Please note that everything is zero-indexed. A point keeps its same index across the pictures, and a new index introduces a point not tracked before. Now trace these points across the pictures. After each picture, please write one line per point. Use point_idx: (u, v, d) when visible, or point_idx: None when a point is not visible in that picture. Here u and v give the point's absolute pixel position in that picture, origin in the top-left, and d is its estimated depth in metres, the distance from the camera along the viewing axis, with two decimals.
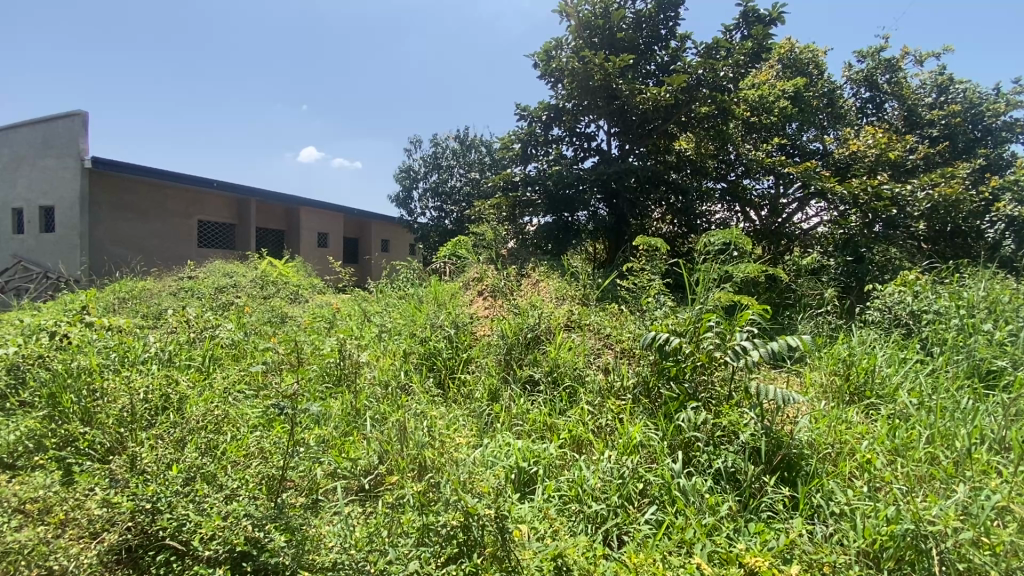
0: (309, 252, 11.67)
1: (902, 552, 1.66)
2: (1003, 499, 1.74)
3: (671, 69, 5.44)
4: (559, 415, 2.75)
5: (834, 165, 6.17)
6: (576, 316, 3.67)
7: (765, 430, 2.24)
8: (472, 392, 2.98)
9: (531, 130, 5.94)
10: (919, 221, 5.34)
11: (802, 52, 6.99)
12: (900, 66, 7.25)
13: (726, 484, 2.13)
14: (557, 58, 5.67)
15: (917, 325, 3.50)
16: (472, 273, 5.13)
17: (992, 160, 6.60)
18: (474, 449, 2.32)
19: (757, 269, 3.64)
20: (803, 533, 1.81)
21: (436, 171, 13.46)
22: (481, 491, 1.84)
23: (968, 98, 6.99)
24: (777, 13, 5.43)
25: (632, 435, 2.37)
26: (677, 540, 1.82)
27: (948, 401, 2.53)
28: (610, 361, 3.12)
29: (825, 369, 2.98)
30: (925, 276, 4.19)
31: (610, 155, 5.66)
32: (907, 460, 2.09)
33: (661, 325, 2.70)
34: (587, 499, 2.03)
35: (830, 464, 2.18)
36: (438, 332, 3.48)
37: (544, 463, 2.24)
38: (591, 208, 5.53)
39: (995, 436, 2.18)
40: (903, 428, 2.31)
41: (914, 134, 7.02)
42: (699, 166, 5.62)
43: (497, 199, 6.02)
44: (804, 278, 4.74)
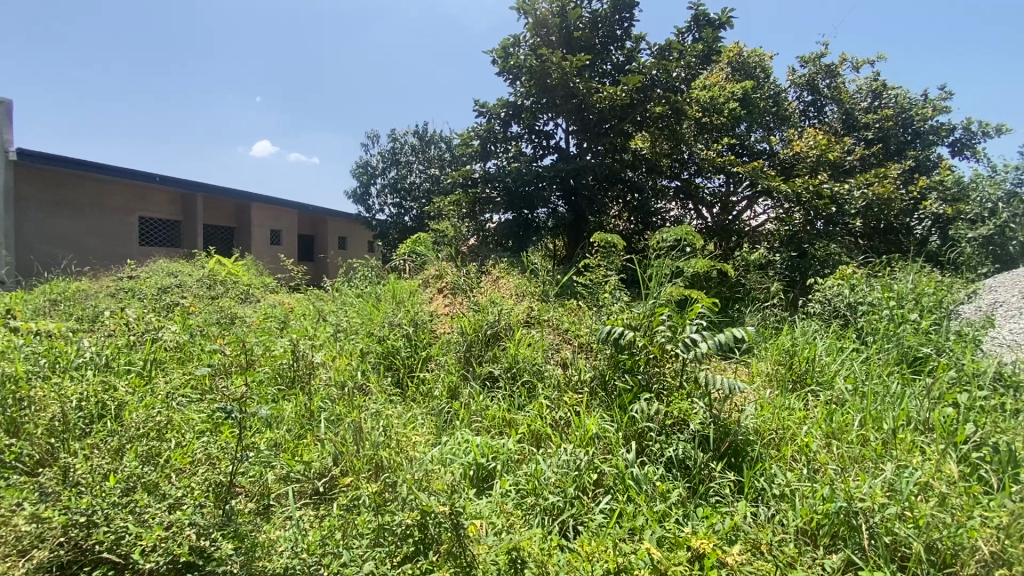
0: (261, 249, 11.25)
1: (836, 529, 1.79)
2: (924, 476, 1.88)
3: (626, 69, 5.57)
4: (517, 410, 2.78)
5: (780, 165, 6.42)
6: (535, 312, 3.70)
7: (714, 418, 2.33)
8: (431, 390, 2.97)
9: (490, 127, 5.93)
10: (856, 218, 5.68)
11: (750, 56, 7.31)
12: (838, 72, 7.70)
13: (677, 471, 2.21)
14: (515, 55, 5.70)
15: (853, 315, 3.73)
16: (431, 270, 5.05)
17: (920, 161, 7.09)
18: (432, 447, 2.31)
19: (706, 265, 3.78)
20: (746, 514, 1.90)
21: (395, 166, 13.27)
22: (437, 488, 1.84)
23: (900, 103, 7.45)
24: (726, 17, 5.64)
25: (588, 427, 2.41)
26: (628, 528, 1.88)
27: (879, 386, 2.71)
28: (568, 355, 3.19)
29: (770, 359, 3.13)
30: (862, 270, 4.44)
31: (568, 152, 5.75)
32: (842, 442, 2.23)
33: (616, 319, 2.76)
34: (543, 490, 2.05)
35: (774, 449, 2.29)
36: (396, 331, 3.44)
37: (502, 457, 2.26)
38: (550, 205, 5.62)
39: (920, 418, 2.35)
40: (839, 413, 2.46)
41: (851, 136, 7.43)
42: (653, 165, 5.84)
43: (457, 196, 5.99)
44: (753, 272, 4.96)
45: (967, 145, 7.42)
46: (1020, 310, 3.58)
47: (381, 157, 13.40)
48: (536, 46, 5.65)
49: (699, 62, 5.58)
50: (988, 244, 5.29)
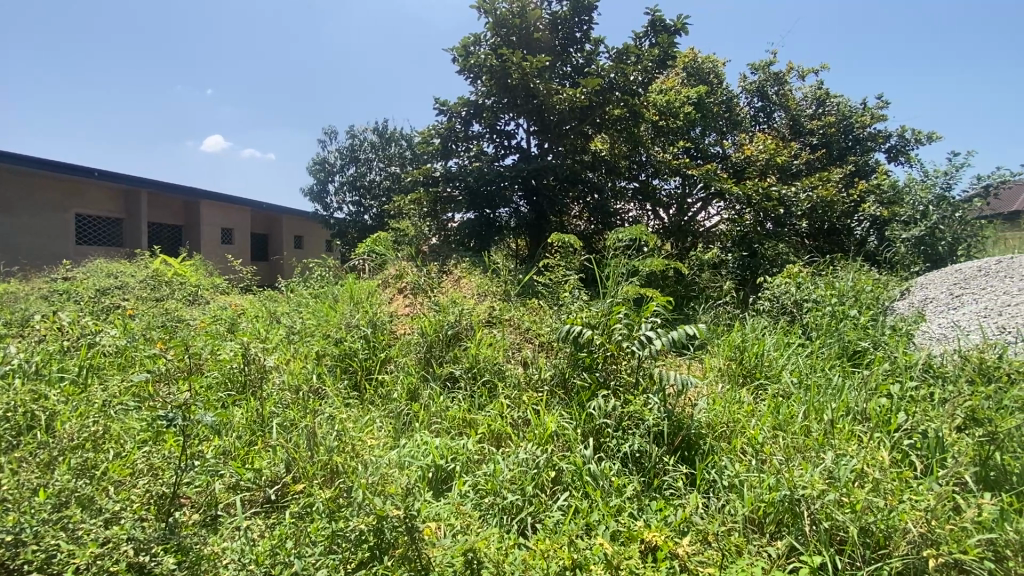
0: (210, 249, 10.77)
1: (781, 516, 1.88)
2: (860, 463, 1.99)
3: (585, 71, 5.64)
4: (478, 410, 2.76)
5: (732, 168, 6.66)
6: (496, 312, 3.69)
7: (668, 414, 2.39)
8: (390, 393, 2.92)
9: (451, 125, 5.89)
10: (802, 219, 5.97)
11: (704, 62, 7.56)
12: (786, 79, 8.10)
13: (632, 466, 2.25)
14: (475, 54, 5.69)
15: (799, 312, 3.92)
16: (391, 270, 4.96)
17: (860, 166, 7.48)
18: (389, 450, 2.28)
19: (661, 264, 3.88)
20: (697, 506, 1.96)
21: (354, 164, 13.02)
22: (392, 492, 1.80)
23: (842, 110, 7.78)
24: (681, 24, 5.80)
25: (547, 425, 2.43)
26: (584, 524, 1.90)
27: (822, 378, 2.86)
28: (528, 354, 3.21)
29: (721, 355, 3.24)
30: (807, 268, 4.67)
31: (529, 152, 5.77)
32: (787, 433, 2.33)
33: (576, 317, 2.80)
34: (501, 489, 2.05)
35: (725, 441, 2.37)
36: (354, 332, 3.36)
37: (461, 458, 2.25)
38: (512, 204, 5.59)
39: (858, 408, 2.49)
40: (785, 406, 2.58)
41: (797, 141, 7.80)
42: (612, 166, 5.99)
43: (417, 194, 5.92)
44: (706, 271, 5.13)
45: (902, 151, 7.90)
46: (947, 306, 3.84)
47: (339, 154, 13.12)
48: (496, 45, 5.67)
49: (655, 66, 5.72)
50: (920, 244, 5.61)
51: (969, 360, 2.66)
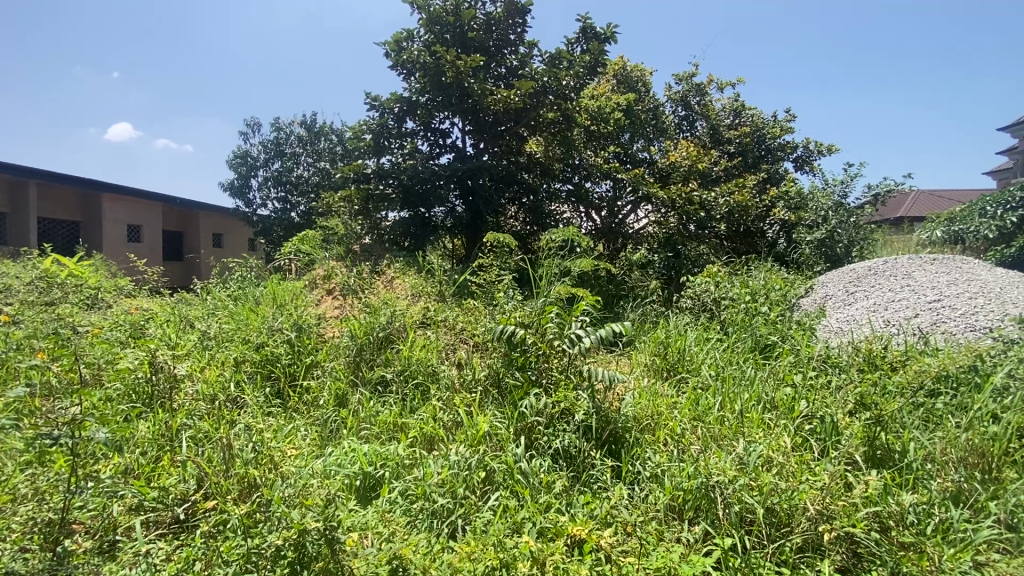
0: (114, 247, 9.80)
1: (698, 502, 1.99)
2: (766, 449, 2.15)
3: (519, 73, 5.69)
4: (409, 413, 2.71)
5: (658, 173, 6.94)
6: (430, 313, 3.63)
7: (596, 409, 2.46)
8: (317, 399, 2.80)
9: (383, 122, 5.72)
10: (721, 222, 6.36)
11: (632, 71, 7.88)
12: (706, 91, 8.61)
13: (562, 462, 2.31)
14: (408, 50, 5.60)
15: (718, 309, 4.19)
16: (319, 271, 4.73)
17: (771, 173, 8.08)
18: (313, 460, 2.18)
19: (592, 264, 3.99)
20: (622, 497, 2.04)
21: (280, 158, 12.39)
22: (312, 504, 1.74)
23: (755, 122, 8.41)
24: (610, 32, 5.99)
25: (479, 426, 2.43)
26: (511, 523, 1.91)
27: (737, 371, 3.07)
28: (463, 356, 3.19)
29: (648, 350, 3.40)
30: (725, 268, 4.97)
31: (465, 152, 5.74)
32: (704, 424, 2.48)
33: (509, 317, 2.81)
34: (431, 493, 2.02)
35: (649, 433, 2.48)
36: (276, 337, 3.17)
37: (391, 464, 2.19)
38: (447, 204, 5.57)
39: (768, 397, 2.70)
40: (703, 398, 2.74)
41: (717, 149, 8.31)
42: (547, 168, 6.04)
43: (348, 191, 5.66)
44: (635, 271, 5.37)
45: (807, 161, 8.65)
46: (844, 302, 4.25)
47: (263, 148, 12.42)
48: (429, 43, 5.60)
49: (587, 72, 5.85)
50: (822, 246, 6.26)
51: (860, 351, 2.96)
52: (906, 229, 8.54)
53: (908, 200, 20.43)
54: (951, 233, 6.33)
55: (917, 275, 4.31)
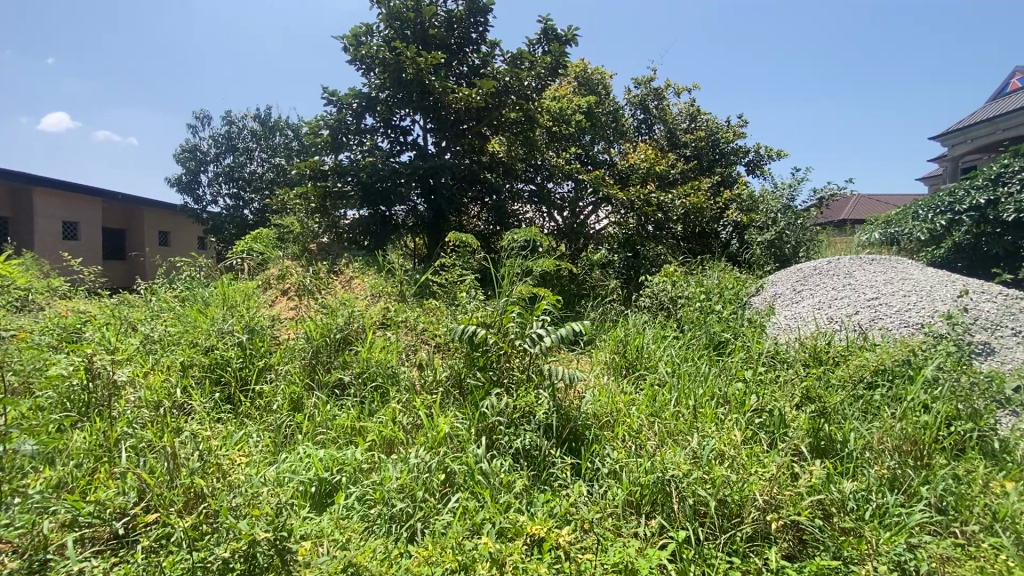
0: (47, 245, 9.14)
1: (655, 496, 2.04)
2: (719, 443, 2.23)
3: (481, 72, 5.68)
4: (368, 416, 2.65)
5: (617, 175, 7.04)
6: (391, 313, 3.57)
7: (556, 407, 2.48)
8: (270, 404, 2.70)
9: (341, 117, 5.58)
10: (678, 223, 6.56)
11: (593, 73, 8.00)
12: (664, 95, 8.84)
13: (523, 461, 2.31)
14: (367, 45, 5.48)
15: (674, 307, 4.30)
16: (273, 271, 4.56)
17: (725, 176, 8.37)
18: (266, 467, 2.11)
19: (553, 264, 4.01)
20: (581, 495, 2.07)
21: (231, 153, 11.90)
22: (262, 513, 1.69)
23: (711, 126, 8.68)
24: (571, 35, 6.06)
25: (440, 427, 2.40)
26: (470, 525, 1.91)
27: (692, 367, 3.16)
28: (423, 356, 3.14)
29: (608, 349, 3.46)
30: (681, 268, 5.11)
31: (426, 150, 5.68)
32: (661, 419, 2.54)
33: (470, 317, 2.79)
34: (389, 498, 1.99)
35: (608, 430, 2.52)
36: (226, 340, 3.03)
37: (348, 469, 2.14)
38: (409, 203, 5.48)
39: (721, 392, 2.80)
40: (659, 395, 2.81)
41: (674, 152, 8.54)
42: (509, 168, 6.05)
43: (303, 188, 5.48)
44: (595, 271, 5.46)
45: (758, 165, 9.01)
46: (791, 300, 4.45)
47: (214, 142, 11.90)
48: (389, 38, 5.50)
49: (548, 73, 5.86)
50: (771, 246, 6.51)
51: (806, 347, 3.12)
52: (847, 231, 9.04)
53: (851, 203, 21.67)
54: (888, 235, 6.73)
55: (857, 275, 4.56)
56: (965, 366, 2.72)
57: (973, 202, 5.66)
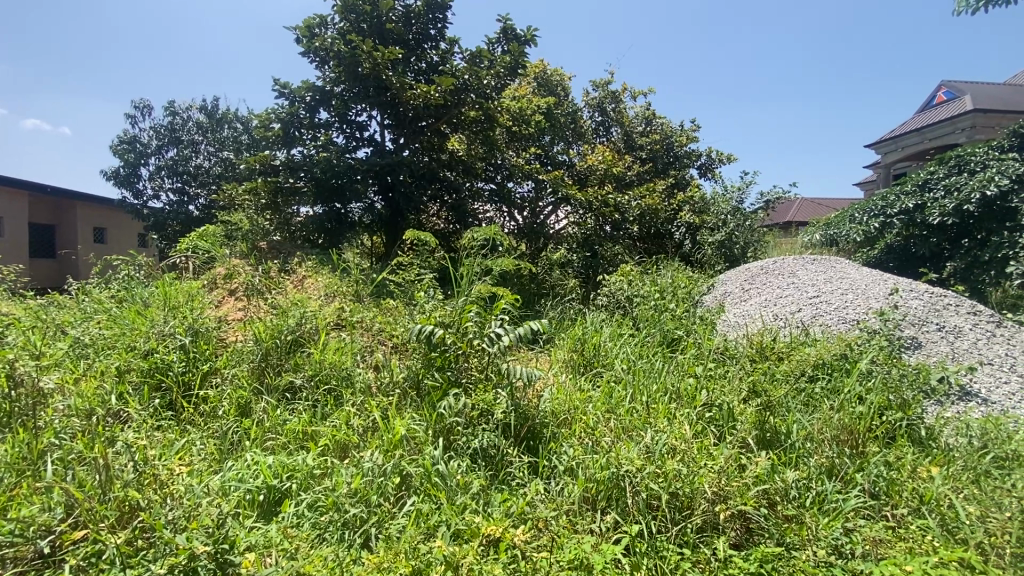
0: None
1: (610, 492, 2.08)
2: (671, 438, 2.29)
3: (440, 69, 5.62)
4: (321, 420, 2.57)
5: (576, 176, 7.13)
6: (346, 313, 3.48)
7: (515, 406, 2.48)
8: (215, 410, 2.57)
9: (294, 111, 5.39)
10: (634, 224, 6.71)
11: (552, 74, 8.06)
12: (621, 98, 9.01)
13: (481, 461, 2.30)
14: (321, 37, 5.32)
15: (630, 305, 4.40)
16: (219, 270, 4.35)
17: (679, 178, 8.63)
18: (210, 477, 2.01)
19: (512, 264, 4.01)
20: (538, 492, 2.08)
21: (175, 146, 11.29)
22: (201, 526, 1.63)
23: (666, 130, 8.92)
24: (530, 35, 6.08)
25: (396, 429, 2.36)
26: (424, 528, 1.89)
27: (647, 364, 3.24)
28: (380, 358, 3.07)
29: (566, 347, 3.50)
30: (637, 267, 5.23)
31: (383, 146, 5.56)
32: (617, 416, 2.59)
33: (428, 317, 2.75)
34: (340, 503, 1.94)
35: (566, 427, 2.55)
36: (166, 343, 2.86)
37: (299, 475, 2.07)
38: (365, 200, 5.36)
39: (674, 388, 2.88)
40: (616, 392, 2.86)
41: (630, 155, 8.73)
42: (469, 166, 6.01)
43: (253, 184, 5.26)
44: (555, 270, 5.51)
45: (710, 169, 9.34)
46: (740, 298, 4.64)
47: (155, 134, 11.26)
48: (344, 31, 5.37)
49: (507, 73, 5.84)
50: (722, 247, 6.79)
51: (753, 344, 3.25)
52: (792, 232, 9.52)
53: (795, 206, 22.82)
54: (828, 237, 7.13)
55: (800, 274, 4.81)
56: (894, 359, 2.95)
57: (902, 206, 6.08)
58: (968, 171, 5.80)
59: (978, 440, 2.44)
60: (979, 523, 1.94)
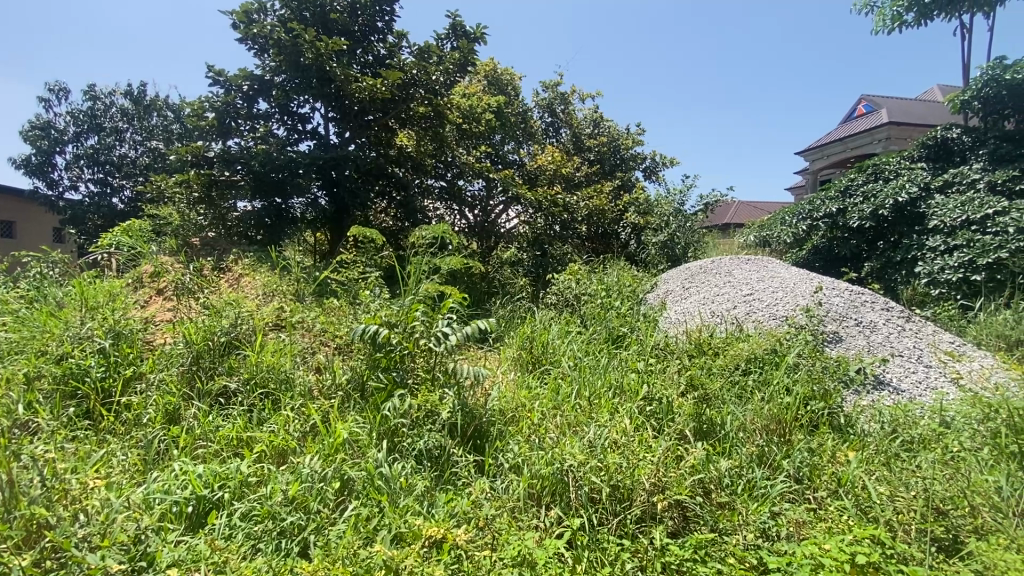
0: None
1: (554, 487, 2.12)
2: (614, 433, 2.36)
3: (387, 63, 5.50)
4: (257, 426, 2.45)
5: (527, 176, 7.16)
6: (286, 313, 3.34)
7: (461, 406, 2.48)
8: (139, 417, 2.40)
9: (230, 99, 5.11)
10: (582, 224, 6.85)
11: (503, 73, 8.06)
12: (569, 100, 9.15)
13: (426, 463, 2.27)
14: (260, 23, 5.08)
15: (578, 304, 4.48)
16: (146, 267, 4.07)
17: (626, 180, 8.88)
18: (132, 490, 1.88)
19: (461, 263, 3.98)
20: (483, 491, 2.09)
21: (96, 133, 10.45)
22: (114, 543, 1.57)
23: (614, 133, 9.12)
24: (480, 33, 6.06)
25: (338, 433, 2.29)
26: (364, 533, 1.85)
27: (593, 360, 3.32)
28: (322, 359, 2.96)
29: (515, 345, 3.54)
30: (585, 267, 5.34)
31: (328, 140, 5.38)
32: (563, 412, 2.64)
33: (374, 317, 2.69)
34: (276, 511, 1.87)
35: (513, 425, 2.57)
36: (83, 347, 2.64)
37: (232, 484, 1.97)
38: (308, 195, 5.18)
39: (619, 383, 2.97)
40: (563, 388, 2.92)
41: (579, 156, 8.89)
42: (418, 163, 5.92)
43: (184, 176, 4.94)
44: (504, 269, 5.54)
45: (654, 171, 9.67)
46: (681, 296, 4.84)
47: (73, 119, 10.38)
48: (285, 19, 5.14)
49: (457, 70, 5.78)
50: (664, 247, 7.07)
51: (692, 340, 3.41)
52: (729, 233, 10.01)
53: (732, 208, 24.07)
54: (761, 238, 7.55)
55: (736, 273, 5.08)
56: (818, 352, 3.18)
57: (827, 210, 6.53)
58: (883, 179, 6.31)
59: (889, 425, 2.66)
60: (889, 502, 2.12)
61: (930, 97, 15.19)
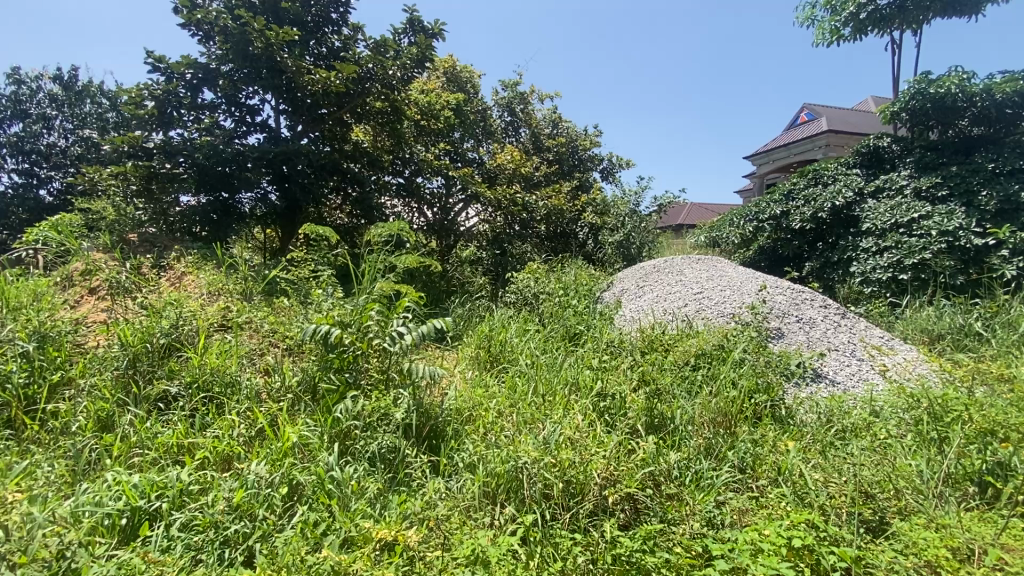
0: None
1: (508, 485, 2.13)
2: (568, 430, 2.40)
3: (341, 55, 5.35)
4: (200, 431, 2.34)
5: (486, 174, 7.16)
6: (233, 313, 3.21)
7: (416, 407, 2.45)
8: (67, 426, 2.25)
9: (171, 88, 4.84)
10: (541, 223, 6.90)
11: (461, 70, 8.01)
12: (528, 100, 9.19)
13: (380, 465, 2.23)
14: (204, 9, 4.84)
15: (537, 302, 4.52)
16: (76, 265, 3.81)
17: (583, 180, 9.01)
18: (58, 503, 1.76)
19: (418, 261, 3.93)
20: (437, 491, 2.08)
21: (20, 119, 9.67)
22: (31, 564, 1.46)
23: (572, 133, 9.24)
24: (438, 28, 5.99)
25: (287, 437, 2.22)
26: (312, 538, 1.80)
27: (550, 358, 3.36)
28: (272, 361, 2.86)
29: (473, 344, 3.53)
30: (543, 266, 5.40)
31: (278, 133, 5.19)
32: (519, 410, 2.66)
33: (326, 316, 2.62)
34: (218, 520, 1.79)
35: (469, 424, 2.57)
36: (3, 351, 2.45)
37: (171, 493, 1.88)
38: (258, 190, 4.98)
39: (575, 380, 3.02)
40: (520, 386, 2.94)
41: (538, 155, 8.95)
42: (374, 159, 5.81)
43: (120, 168, 4.65)
44: (463, 267, 5.53)
45: (611, 172, 9.86)
46: (635, 294, 4.97)
47: None
48: (232, 5, 4.91)
49: (414, 65, 5.70)
50: (620, 246, 7.23)
51: (645, 337, 3.51)
52: (683, 233, 10.34)
53: (685, 209, 24.86)
54: (712, 238, 7.85)
55: (687, 272, 5.26)
56: (762, 348, 3.34)
57: (771, 212, 6.87)
58: (822, 183, 6.69)
59: (825, 416, 2.83)
60: (823, 487, 2.25)
61: (865, 108, 16.17)
